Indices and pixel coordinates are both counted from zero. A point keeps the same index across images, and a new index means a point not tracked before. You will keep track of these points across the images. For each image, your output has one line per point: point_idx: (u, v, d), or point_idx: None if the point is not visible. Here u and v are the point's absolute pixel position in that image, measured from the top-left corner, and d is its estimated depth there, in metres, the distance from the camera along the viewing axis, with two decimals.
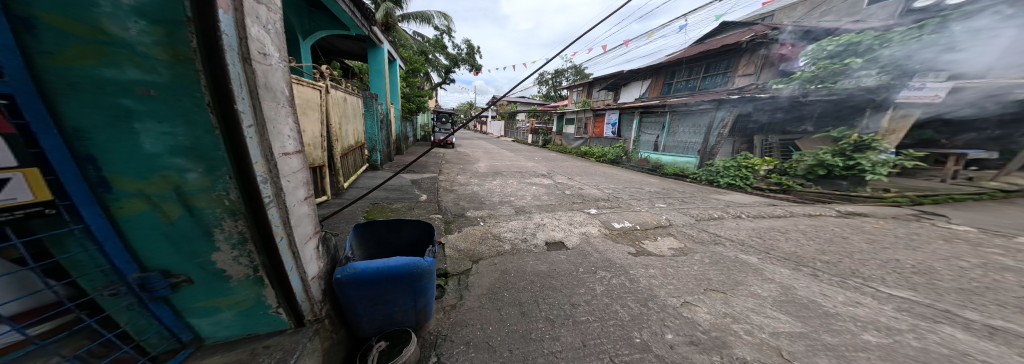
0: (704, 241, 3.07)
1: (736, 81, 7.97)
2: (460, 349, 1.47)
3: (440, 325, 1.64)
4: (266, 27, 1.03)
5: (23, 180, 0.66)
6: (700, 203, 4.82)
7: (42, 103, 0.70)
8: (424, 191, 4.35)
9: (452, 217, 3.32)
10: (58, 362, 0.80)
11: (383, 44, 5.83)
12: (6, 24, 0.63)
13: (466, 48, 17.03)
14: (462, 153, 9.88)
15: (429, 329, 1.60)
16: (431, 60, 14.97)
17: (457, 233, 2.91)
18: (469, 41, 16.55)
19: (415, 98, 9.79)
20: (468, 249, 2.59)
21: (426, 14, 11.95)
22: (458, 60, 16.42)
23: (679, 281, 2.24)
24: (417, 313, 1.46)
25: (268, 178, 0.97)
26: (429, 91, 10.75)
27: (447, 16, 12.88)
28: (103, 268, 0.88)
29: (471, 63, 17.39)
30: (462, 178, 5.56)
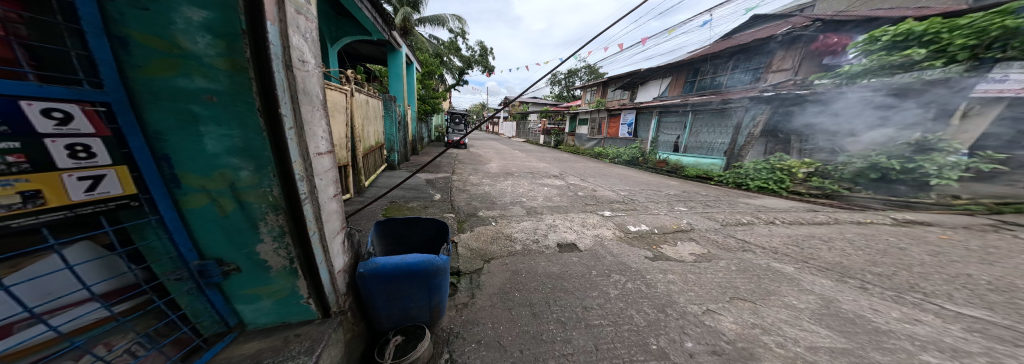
0: (730, 247, 2.89)
1: (770, 77, 7.46)
2: (471, 347, 1.49)
3: (452, 322, 1.68)
4: (305, 36, 1.08)
5: (114, 177, 0.76)
6: (723, 207, 4.56)
7: (133, 110, 0.80)
8: (439, 191, 4.46)
9: (465, 216, 3.38)
10: (132, 338, 0.93)
11: (402, 48, 6.02)
12: (107, 43, 0.73)
13: (479, 49, 17.23)
14: (475, 153, 10.02)
15: (441, 326, 1.64)
16: (446, 63, 15.31)
17: (469, 233, 2.94)
18: (482, 43, 16.76)
19: (431, 99, 10.06)
20: (481, 248, 2.62)
21: (442, 18, 12.25)
22: (472, 62, 16.69)
23: (701, 288, 2.13)
24: (431, 310, 1.51)
25: (304, 177, 1.02)
26: (444, 93, 10.98)
27: (462, 19, 13.09)
28: (172, 255, 0.97)
29: (485, 65, 17.56)
30: (475, 178, 5.64)
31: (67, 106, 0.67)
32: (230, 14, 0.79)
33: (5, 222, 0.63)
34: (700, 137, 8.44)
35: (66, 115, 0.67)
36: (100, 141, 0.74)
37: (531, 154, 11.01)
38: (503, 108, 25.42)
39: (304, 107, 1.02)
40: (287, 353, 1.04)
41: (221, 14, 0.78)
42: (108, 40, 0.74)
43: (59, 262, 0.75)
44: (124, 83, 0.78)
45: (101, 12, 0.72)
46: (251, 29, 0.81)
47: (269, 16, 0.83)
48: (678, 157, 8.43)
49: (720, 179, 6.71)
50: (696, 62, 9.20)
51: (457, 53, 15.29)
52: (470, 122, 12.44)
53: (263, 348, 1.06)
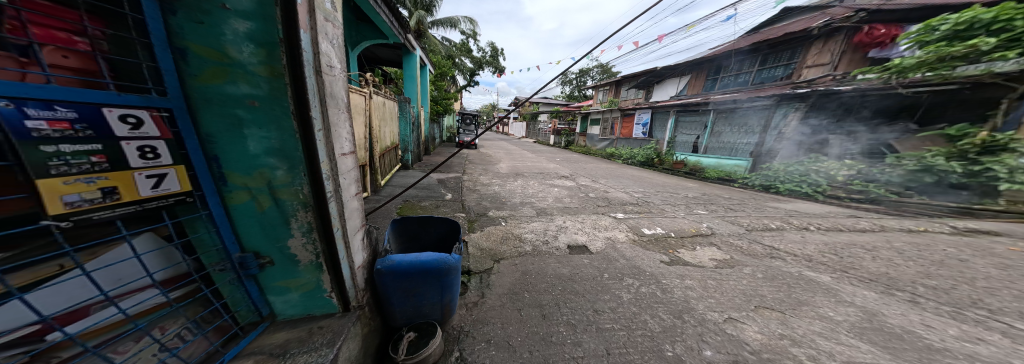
0: (756, 254, 2.73)
1: (804, 72, 6.97)
2: (481, 346, 1.50)
3: (463, 320, 1.70)
4: (330, 41, 1.12)
5: (174, 175, 0.80)
6: (745, 211, 4.32)
7: (190, 114, 0.86)
8: (450, 190, 4.52)
9: (475, 216, 3.40)
10: (181, 324, 0.97)
11: (416, 50, 6.14)
12: (170, 55, 0.79)
13: (490, 50, 17.33)
14: (485, 153, 10.09)
15: (452, 324, 1.66)
16: (457, 64, 15.52)
17: (480, 232, 2.96)
18: (493, 43, 16.85)
19: (442, 100, 10.23)
20: (491, 248, 2.62)
21: (453, 20, 12.41)
22: (483, 63, 16.82)
23: (723, 295, 2.04)
24: (443, 307, 1.54)
25: (331, 176, 1.06)
26: (455, 94, 11.13)
27: (473, 21, 13.21)
28: (219, 247, 1.02)
29: (496, 66, 17.64)
30: (485, 178, 5.68)
31: (137, 111, 0.71)
32: (270, 24, 0.82)
33: (88, 214, 0.66)
34: (722, 137, 8.07)
35: (137, 120, 0.71)
36: (164, 143, 0.77)
37: (541, 154, 10.96)
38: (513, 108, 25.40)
39: (331, 110, 1.06)
40: (310, 344, 1.07)
41: (263, 25, 0.82)
42: (170, 52, 0.79)
43: (128, 252, 0.79)
44: (183, 90, 0.83)
45: (165, 27, 0.77)
46: (286, 38, 0.84)
47: (302, 24, 0.86)
48: (697, 157, 8.11)
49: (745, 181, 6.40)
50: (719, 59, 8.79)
51: (467, 55, 15.47)
52: (480, 123, 12.55)
53: (290, 338, 1.11)
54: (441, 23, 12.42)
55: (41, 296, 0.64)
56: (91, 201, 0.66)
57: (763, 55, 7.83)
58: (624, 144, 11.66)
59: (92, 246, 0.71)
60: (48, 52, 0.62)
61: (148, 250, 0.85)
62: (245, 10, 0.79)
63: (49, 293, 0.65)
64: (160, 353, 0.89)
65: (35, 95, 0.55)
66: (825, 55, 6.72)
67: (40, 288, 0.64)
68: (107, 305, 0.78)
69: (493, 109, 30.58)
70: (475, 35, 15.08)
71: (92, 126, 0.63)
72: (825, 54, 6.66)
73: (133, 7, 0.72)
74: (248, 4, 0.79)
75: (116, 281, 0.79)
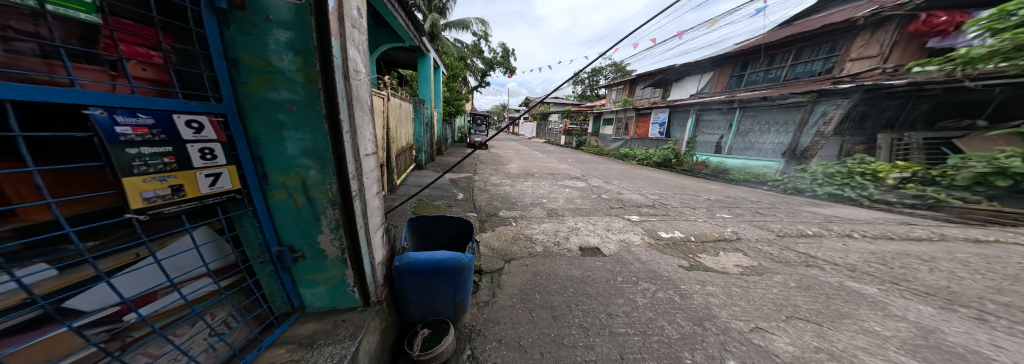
0: (790, 262, 2.55)
1: (848, 66, 6.45)
2: (492, 345, 1.50)
3: (474, 319, 1.71)
4: (357, 46, 1.17)
5: (226, 174, 0.85)
6: (773, 215, 4.05)
7: (239, 119, 0.92)
8: (461, 190, 4.57)
9: (486, 216, 3.40)
10: (227, 312, 1.00)
11: (430, 53, 6.24)
12: (224, 64, 0.86)
13: (501, 51, 17.38)
14: (495, 153, 10.13)
15: (464, 322, 1.68)
16: (469, 65, 15.69)
17: (491, 232, 2.95)
18: (504, 44, 16.88)
19: (454, 101, 10.36)
20: (502, 248, 2.61)
21: (465, 22, 12.54)
22: (494, 63, 16.89)
23: (749, 304, 1.92)
24: (455, 305, 1.57)
25: (355, 176, 1.09)
26: (466, 95, 11.26)
27: (485, 22, 13.29)
28: (261, 240, 1.06)
29: (507, 66, 17.68)
30: (495, 178, 5.69)
31: (200, 118, 0.77)
32: (307, 32, 0.86)
33: (160, 209, 0.72)
34: (750, 137, 7.62)
35: (200, 125, 0.77)
36: (218, 145, 0.83)
37: (552, 155, 10.84)
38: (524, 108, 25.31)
39: (357, 112, 1.10)
40: (335, 336, 1.09)
41: (301, 34, 0.87)
42: (225, 62, 0.86)
43: (189, 242, 0.86)
44: (236, 97, 0.90)
45: (222, 39, 0.84)
46: (319, 45, 0.89)
47: (333, 32, 0.91)
48: (721, 158, 7.66)
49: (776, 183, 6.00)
50: (747, 53, 8.30)
51: (479, 55, 15.60)
52: (491, 123, 12.58)
53: (315, 329, 1.13)
54: (453, 26, 12.59)
55: (121, 279, 0.70)
56: (163, 197, 0.72)
57: (797, 49, 7.31)
58: (639, 144, 11.27)
59: (159, 236, 0.77)
60: (132, 66, 0.70)
61: (205, 242, 0.92)
62: (286, 20, 0.85)
63: (127, 277, 0.71)
64: (211, 338, 0.94)
65: (120, 103, 0.62)
66: (872, 46, 6.17)
67: (121, 272, 0.70)
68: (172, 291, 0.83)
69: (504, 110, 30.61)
70: (487, 36, 15.19)
71: (163, 130, 0.69)
72: (873, 45, 6.17)
73: (196, 23, 0.79)
74: (288, 14, 0.84)
75: (179, 269, 0.85)
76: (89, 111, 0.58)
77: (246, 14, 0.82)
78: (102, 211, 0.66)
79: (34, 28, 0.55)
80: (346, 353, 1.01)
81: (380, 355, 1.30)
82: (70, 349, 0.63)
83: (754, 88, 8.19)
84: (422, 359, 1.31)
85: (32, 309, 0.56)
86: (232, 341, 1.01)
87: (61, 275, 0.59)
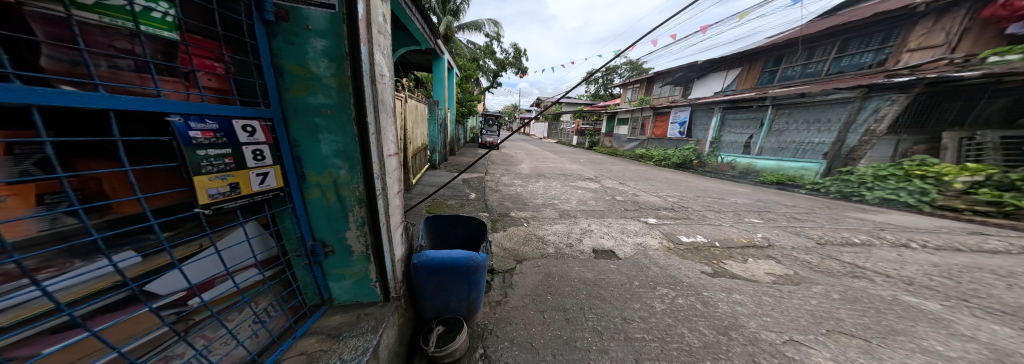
0: (833, 272, 2.35)
1: (905, 57, 5.86)
2: (504, 345, 1.51)
3: (487, 318, 1.71)
4: (382, 52, 1.22)
5: (272, 174, 0.92)
6: (811, 221, 3.74)
7: (283, 122, 0.99)
8: (474, 190, 4.60)
9: (498, 216, 3.39)
10: (268, 301, 1.04)
11: (445, 55, 6.32)
12: (272, 73, 0.93)
13: (514, 52, 17.38)
14: (506, 154, 10.14)
15: (477, 321, 1.69)
16: (481, 67, 15.83)
17: (503, 232, 2.94)
18: (516, 44, 16.90)
19: (466, 102, 10.50)
20: (513, 248, 2.59)
21: (478, 23, 12.67)
22: (505, 64, 16.93)
23: (783, 315, 1.79)
24: (469, 304, 1.59)
25: (378, 176, 1.13)
26: (479, 96, 11.37)
27: (497, 23, 13.33)
28: (299, 234, 1.10)
29: (519, 67, 17.67)
30: (507, 178, 5.68)
31: (252, 122, 0.85)
32: (340, 39, 0.92)
33: (220, 204, 0.78)
34: (784, 136, 7.09)
35: (252, 129, 0.85)
36: (266, 146, 0.90)
37: (565, 155, 10.68)
38: (535, 108, 25.13)
39: (382, 115, 1.15)
40: (359, 329, 1.12)
41: (335, 41, 0.92)
42: (272, 70, 0.93)
43: (242, 235, 0.92)
44: (280, 102, 0.96)
45: (271, 50, 0.92)
46: (351, 52, 0.95)
47: (361, 39, 0.97)
48: (749, 159, 7.22)
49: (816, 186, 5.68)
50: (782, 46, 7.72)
51: (491, 56, 15.69)
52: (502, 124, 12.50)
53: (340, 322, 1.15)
54: (466, 27, 12.73)
55: (189, 267, 0.77)
56: (224, 193, 0.79)
57: (841, 41, 6.73)
58: (657, 144, 10.84)
59: (218, 229, 0.84)
60: (201, 76, 0.78)
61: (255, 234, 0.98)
62: (322, 29, 0.91)
63: (194, 265, 0.79)
64: (255, 325, 0.99)
65: (193, 110, 0.69)
66: (933, 36, 5.64)
67: (190, 260, 0.78)
68: (226, 279, 0.89)
69: (516, 110, 30.56)
70: (499, 37, 15.25)
71: (225, 133, 0.76)
72: (938, 33, 5.61)
73: (250, 35, 0.86)
74: (324, 23, 0.90)
75: (232, 259, 0.91)
76: (171, 117, 0.66)
77: (289, 25, 0.90)
78: (175, 204, 0.75)
79: (129, 46, 0.63)
80: (369, 346, 1.03)
81: (397, 349, 1.33)
82: (148, 329, 0.71)
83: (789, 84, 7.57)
84: (437, 355, 1.34)
85: (122, 290, 0.64)
86: (273, 328, 1.05)
87: (144, 261, 0.68)
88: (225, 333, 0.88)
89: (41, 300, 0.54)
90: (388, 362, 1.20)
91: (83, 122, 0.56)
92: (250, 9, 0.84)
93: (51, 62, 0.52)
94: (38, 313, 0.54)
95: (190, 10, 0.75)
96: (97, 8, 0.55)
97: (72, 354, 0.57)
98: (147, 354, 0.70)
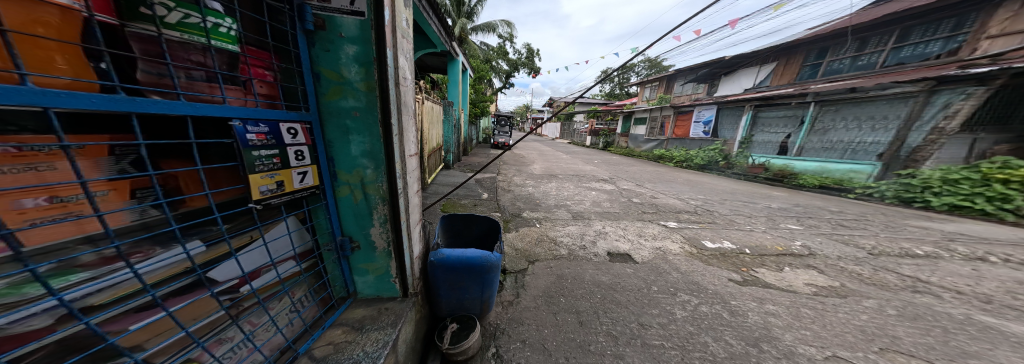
0: (888, 286, 2.12)
1: (985, 44, 5.18)
2: (516, 346, 1.50)
3: (500, 317, 1.71)
4: (405, 56, 1.26)
5: (310, 173, 0.98)
6: (862, 229, 3.44)
7: (320, 125, 1.04)
8: (486, 190, 4.62)
9: (510, 216, 3.38)
10: (304, 292, 1.10)
11: (460, 57, 6.39)
12: (310, 78, 0.98)
13: (526, 52, 17.37)
14: (519, 154, 10.12)
15: (489, 320, 1.69)
16: (493, 68, 15.96)
17: (515, 232, 2.93)
18: (529, 45, 16.89)
19: (480, 103, 10.61)
20: (525, 249, 2.58)
21: (492, 24, 12.78)
22: (518, 64, 16.95)
23: (825, 330, 1.64)
24: (482, 303, 1.60)
25: (400, 175, 1.17)
26: (492, 97, 11.47)
27: (511, 23, 13.32)
28: (330, 230, 1.15)
29: (532, 67, 17.63)
30: (519, 179, 5.66)
31: (294, 125, 0.91)
32: (369, 45, 0.97)
33: (268, 200, 0.85)
34: (829, 135, 6.53)
35: (296, 131, 0.91)
36: (305, 147, 0.96)
37: (578, 156, 10.48)
38: (548, 109, 24.89)
39: (404, 116, 1.19)
40: (381, 322, 1.16)
41: (365, 47, 0.97)
42: (311, 76, 0.99)
43: (284, 228, 0.97)
44: (318, 106, 1.02)
45: (310, 57, 0.97)
46: (379, 58, 1.00)
47: (388, 44, 1.01)
48: (786, 160, 6.79)
49: (868, 190, 5.22)
50: (827, 37, 7.13)
51: (504, 57, 15.86)
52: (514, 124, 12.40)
53: (363, 315, 1.19)
54: (480, 29, 12.86)
55: (243, 257, 0.84)
56: (271, 190, 0.85)
57: (902, 29, 6.07)
58: (678, 144, 10.36)
59: (266, 222, 0.91)
60: (256, 84, 0.85)
61: (295, 228, 1.03)
62: (354, 36, 0.96)
63: (247, 255, 0.85)
64: (292, 313, 1.04)
65: (250, 115, 0.76)
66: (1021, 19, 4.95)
67: (243, 250, 0.85)
68: (271, 269, 0.95)
69: (529, 111, 30.39)
70: (512, 38, 15.28)
71: (274, 136, 0.83)
72: None
73: (293, 44, 0.92)
74: (355, 30, 0.95)
75: (277, 250, 0.96)
76: (233, 122, 0.73)
77: (326, 33, 0.95)
78: (232, 200, 0.82)
79: (201, 59, 0.69)
80: (389, 340, 1.07)
81: (413, 344, 1.37)
82: (209, 312, 0.77)
83: (836, 78, 6.96)
84: (452, 352, 1.36)
85: (191, 276, 0.70)
86: (306, 317, 1.11)
87: (208, 250, 0.75)
88: (268, 319, 0.94)
89: (132, 281, 0.61)
90: (405, 356, 1.23)
91: (169, 127, 0.65)
92: (293, 20, 0.90)
93: (147, 76, 0.59)
94: (128, 294, 0.60)
95: (245, 23, 0.82)
96: (178, 26, 0.61)
97: (148, 331, 0.64)
98: (206, 336, 0.76)
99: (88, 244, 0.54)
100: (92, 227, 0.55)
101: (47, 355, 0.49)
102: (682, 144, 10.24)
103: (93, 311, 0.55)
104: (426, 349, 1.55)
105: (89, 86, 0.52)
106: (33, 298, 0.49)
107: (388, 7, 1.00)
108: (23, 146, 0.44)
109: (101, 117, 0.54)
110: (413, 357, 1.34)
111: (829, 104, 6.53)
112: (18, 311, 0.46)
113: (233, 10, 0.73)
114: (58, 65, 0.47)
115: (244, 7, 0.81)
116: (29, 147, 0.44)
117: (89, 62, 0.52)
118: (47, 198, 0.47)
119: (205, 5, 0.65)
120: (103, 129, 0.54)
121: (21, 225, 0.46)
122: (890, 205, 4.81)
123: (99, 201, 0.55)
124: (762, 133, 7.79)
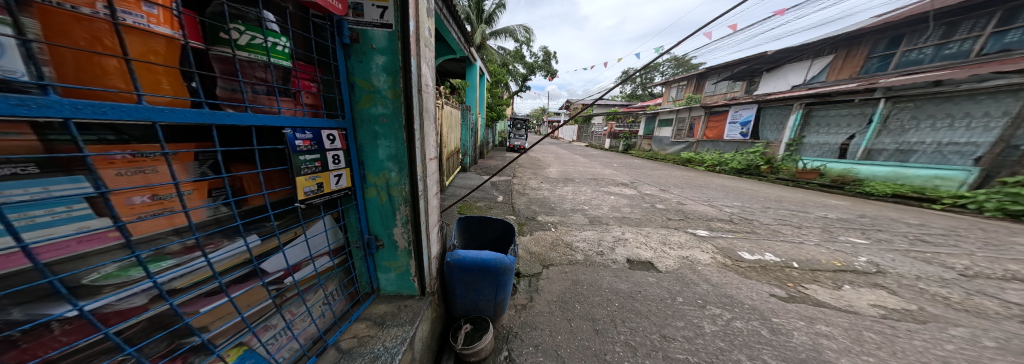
0: (988, 314, 1.84)
1: None
2: (529, 350, 1.49)
3: (512, 321, 1.71)
4: (427, 63, 1.33)
5: (343, 176, 1.05)
6: (951, 246, 3.02)
7: (353, 131, 1.12)
8: (502, 192, 4.65)
9: (525, 219, 3.37)
10: (337, 285, 1.16)
11: (477, 62, 6.43)
12: (347, 88, 1.06)
13: (542, 55, 17.40)
14: (535, 157, 10.01)
15: (502, 323, 1.69)
16: (511, 71, 16.05)
17: (529, 236, 2.92)
18: (545, 47, 16.97)
19: (496, 106, 10.72)
20: (540, 253, 2.55)
21: (509, 29, 12.83)
22: (535, 67, 16.94)
23: (895, 358, 1.46)
24: (496, 305, 1.60)
25: (422, 177, 1.23)
26: (508, 100, 11.59)
27: (528, 28, 13.26)
28: (359, 230, 1.21)
29: (548, 70, 17.58)
30: (534, 182, 5.63)
31: (333, 131, 0.99)
32: (396, 55, 1.03)
33: (311, 200, 0.91)
34: (907, 136, 5.81)
35: (333, 137, 0.99)
36: (340, 151, 1.03)
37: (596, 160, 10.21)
38: (564, 111, 24.58)
39: (425, 121, 1.24)
40: (400, 318, 1.21)
41: (392, 57, 1.03)
42: (348, 86, 1.07)
43: (322, 226, 1.04)
44: (352, 113, 1.09)
45: (347, 70, 1.04)
46: (404, 66, 1.05)
47: (414, 53, 1.06)
48: (849, 165, 6.29)
49: (961, 201, 4.62)
50: (903, 24, 6.37)
51: (519, 61, 16.03)
52: (529, 127, 12.28)
53: (385, 312, 1.24)
54: (498, 34, 12.95)
55: (289, 251, 0.91)
56: (313, 191, 0.92)
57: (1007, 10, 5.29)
58: (710, 146, 9.84)
59: (308, 220, 0.98)
60: (304, 95, 0.92)
61: (330, 226, 1.10)
62: (383, 47, 1.02)
63: (292, 249, 0.93)
64: (325, 305, 1.10)
65: (299, 124, 0.84)
66: None
67: (289, 244, 0.92)
68: (310, 263, 1.01)
69: (545, 111, 29.99)
70: (528, 43, 15.25)
71: (317, 142, 0.91)
72: None
73: (333, 57, 0.99)
74: (384, 42, 1.01)
75: (315, 246, 1.03)
76: (285, 130, 0.80)
77: (359, 46, 1.03)
78: (281, 199, 0.91)
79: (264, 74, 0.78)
80: (407, 337, 1.11)
81: (428, 342, 1.40)
82: (259, 301, 0.85)
83: (913, 70, 6.22)
84: (465, 352, 1.38)
85: (248, 266, 0.79)
86: (336, 310, 1.16)
87: (262, 243, 0.83)
88: (306, 309, 1.00)
89: (205, 269, 0.69)
90: (421, 354, 1.27)
91: (237, 134, 0.75)
92: (332, 34, 0.98)
93: (224, 91, 0.69)
94: (202, 280, 0.69)
95: (296, 41, 0.90)
96: (247, 47, 0.70)
97: (212, 314, 0.72)
98: (256, 321, 0.84)
99: (176, 235, 0.63)
100: (180, 221, 0.64)
101: (140, 330, 0.58)
102: (715, 147, 9.72)
103: (176, 294, 0.63)
104: (441, 347, 1.59)
105: (183, 103, 0.61)
106: (136, 280, 0.58)
107: (413, 17, 1.06)
108: (137, 153, 0.54)
109: (190, 127, 0.64)
110: (428, 353, 1.38)
111: (904, 100, 5.82)
112: (125, 290, 0.55)
113: (288, 29, 0.81)
114: (164, 86, 0.56)
115: (295, 26, 0.89)
116: (142, 154, 0.54)
117: (184, 81, 0.61)
118: (150, 196, 0.56)
119: (267, 27, 0.74)
120: (191, 137, 0.64)
121: (132, 218, 0.55)
122: (988, 218, 4.18)
123: (186, 199, 0.64)
124: (816, 134, 7.14)
